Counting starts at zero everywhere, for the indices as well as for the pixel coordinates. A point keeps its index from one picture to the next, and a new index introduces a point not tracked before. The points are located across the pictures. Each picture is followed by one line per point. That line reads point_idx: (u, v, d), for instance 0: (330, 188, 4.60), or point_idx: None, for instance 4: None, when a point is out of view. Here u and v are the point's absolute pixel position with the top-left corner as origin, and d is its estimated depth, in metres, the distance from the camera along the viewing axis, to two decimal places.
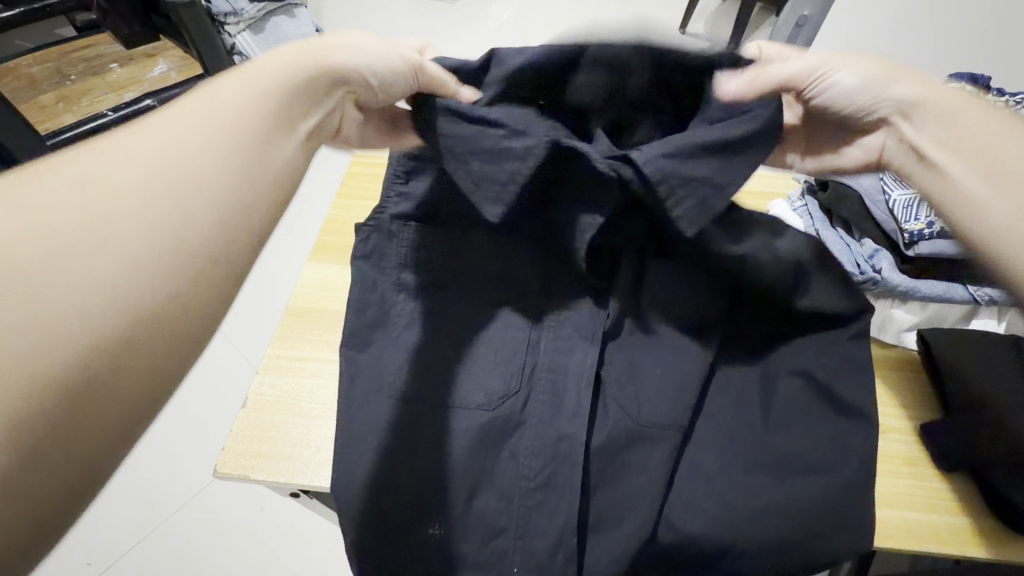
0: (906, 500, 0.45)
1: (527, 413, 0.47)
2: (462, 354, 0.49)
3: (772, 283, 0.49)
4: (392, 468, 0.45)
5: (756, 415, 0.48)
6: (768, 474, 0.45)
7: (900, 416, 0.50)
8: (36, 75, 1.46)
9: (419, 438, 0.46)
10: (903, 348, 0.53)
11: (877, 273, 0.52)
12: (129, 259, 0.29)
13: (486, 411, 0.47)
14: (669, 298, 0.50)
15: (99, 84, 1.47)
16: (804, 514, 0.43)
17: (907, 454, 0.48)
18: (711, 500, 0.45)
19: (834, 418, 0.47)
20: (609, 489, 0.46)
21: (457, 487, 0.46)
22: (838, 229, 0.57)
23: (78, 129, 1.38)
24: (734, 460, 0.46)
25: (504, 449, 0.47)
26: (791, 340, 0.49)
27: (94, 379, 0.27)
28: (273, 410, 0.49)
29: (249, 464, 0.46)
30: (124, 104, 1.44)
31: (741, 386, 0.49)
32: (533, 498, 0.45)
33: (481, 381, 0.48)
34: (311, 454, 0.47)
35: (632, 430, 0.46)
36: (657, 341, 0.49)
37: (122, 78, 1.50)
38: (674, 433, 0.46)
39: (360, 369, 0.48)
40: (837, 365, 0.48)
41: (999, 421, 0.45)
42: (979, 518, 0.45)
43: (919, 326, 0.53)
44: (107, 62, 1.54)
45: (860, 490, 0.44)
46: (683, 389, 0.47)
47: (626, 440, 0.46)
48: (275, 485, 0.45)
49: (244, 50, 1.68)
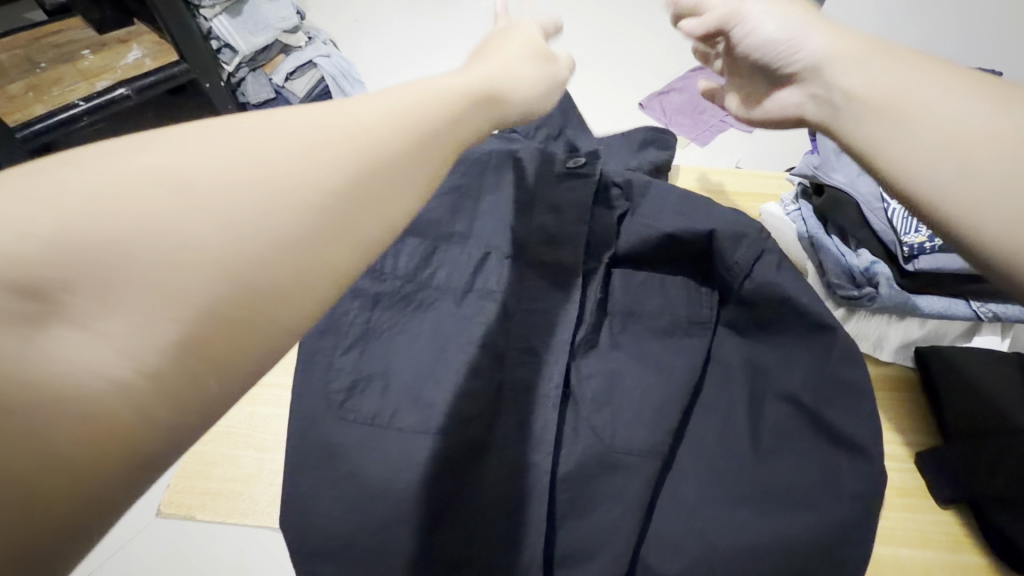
0: (899, 535, 0.43)
1: (494, 437, 0.45)
2: (423, 373, 0.46)
3: (746, 282, 0.46)
4: (348, 502, 0.42)
5: (742, 444, 0.44)
6: (751, 509, 0.42)
7: (894, 440, 0.47)
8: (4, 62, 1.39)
9: (375, 470, 0.43)
10: (898, 366, 0.50)
11: (874, 289, 0.48)
12: (263, 233, 0.24)
13: (442, 436, 0.44)
14: (642, 310, 0.50)
15: (70, 71, 1.41)
16: (792, 554, 0.40)
17: (901, 483, 0.45)
18: (688, 538, 0.42)
19: (828, 447, 0.42)
20: (580, 520, 0.43)
21: (414, 523, 0.42)
22: (832, 236, 0.52)
23: (48, 121, 1.32)
24: (715, 493, 0.43)
25: (467, 479, 0.44)
26: (778, 350, 0.45)
27: (184, 380, 0.22)
28: (225, 443, 0.46)
29: (194, 503, 0.44)
30: (97, 93, 1.38)
31: (724, 410, 0.46)
32: (499, 533, 0.42)
33: (440, 405, 0.45)
34: (260, 491, 0.45)
35: (604, 455, 0.44)
36: (632, 353, 0.48)
37: (94, 64, 1.43)
38: (651, 459, 0.44)
39: (312, 383, 0.45)
40: (829, 389, 0.43)
41: (1006, 449, 0.41)
42: (976, 553, 0.42)
43: (917, 344, 0.49)
44: (79, 48, 1.46)
45: (858, 526, 0.40)
46: (662, 412, 0.45)
47: (597, 467, 0.44)
48: (222, 524, 0.44)
49: (222, 34, 1.63)
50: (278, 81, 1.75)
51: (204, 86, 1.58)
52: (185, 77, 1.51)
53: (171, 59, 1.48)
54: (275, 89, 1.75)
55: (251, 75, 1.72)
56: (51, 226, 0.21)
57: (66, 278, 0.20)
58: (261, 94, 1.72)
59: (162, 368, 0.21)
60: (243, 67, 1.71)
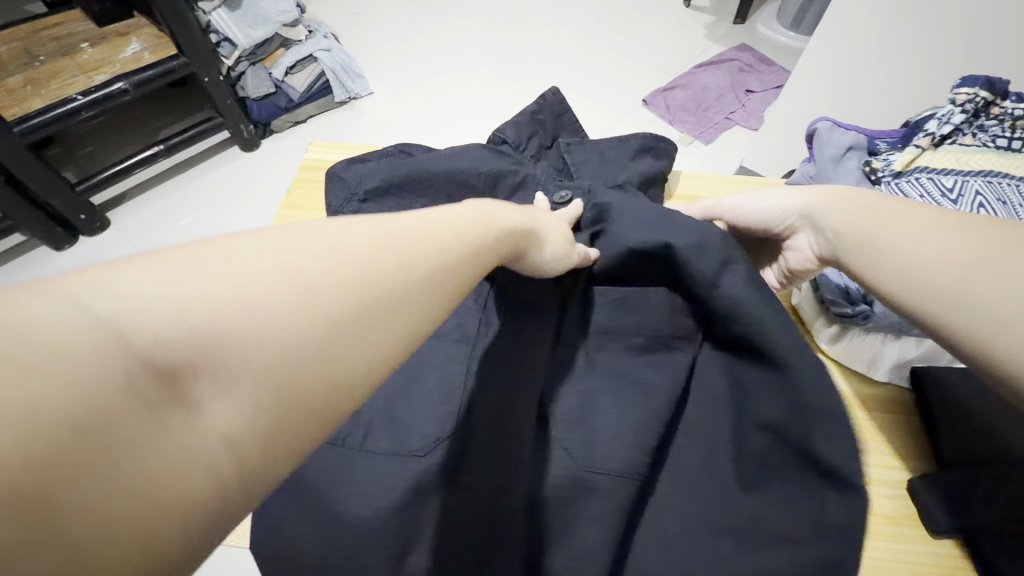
0: (888, 566, 0.41)
1: (465, 459, 0.42)
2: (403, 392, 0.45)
3: (717, 290, 0.44)
4: (319, 524, 0.41)
5: (728, 467, 0.42)
6: (732, 541, 0.40)
7: (888, 466, 0.45)
8: (3, 55, 1.38)
9: (342, 486, 0.41)
10: (895, 386, 0.49)
11: (868, 307, 0.47)
12: (366, 321, 0.23)
13: (418, 459, 0.42)
14: (624, 326, 0.49)
15: (68, 65, 1.39)
16: None
17: (892, 511, 0.43)
18: (666, 567, 0.40)
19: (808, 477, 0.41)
20: (557, 544, 0.42)
21: (379, 550, 0.39)
22: None
23: (46, 115, 1.31)
24: (696, 520, 0.41)
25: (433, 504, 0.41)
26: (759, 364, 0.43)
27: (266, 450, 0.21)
28: None
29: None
30: (95, 87, 1.37)
31: (712, 428, 0.43)
32: (473, 560, 0.41)
33: (416, 427, 0.43)
34: None
35: (580, 477, 0.43)
36: (610, 373, 0.48)
37: (93, 58, 1.42)
38: (628, 481, 0.42)
39: None
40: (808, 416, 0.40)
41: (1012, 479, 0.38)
42: None
43: (912, 364, 0.47)
44: (77, 41, 1.45)
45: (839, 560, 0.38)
46: (642, 432, 0.43)
47: (572, 489, 0.43)
48: None
49: (220, 28, 1.62)
50: (278, 75, 1.76)
51: (202, 80, 1.57)
52: (184, 71, 1.50)
53: (169, 52, 1.46)
54: (274, 83, 1.76)
55: (251, 69, 1.71)
56: (188, 300, 0.20)
57: (189, 358, 0.19)
58: (261, 88, 1.72)
59: (255, 446, 0.20)
60: (243, 61, 1.71)
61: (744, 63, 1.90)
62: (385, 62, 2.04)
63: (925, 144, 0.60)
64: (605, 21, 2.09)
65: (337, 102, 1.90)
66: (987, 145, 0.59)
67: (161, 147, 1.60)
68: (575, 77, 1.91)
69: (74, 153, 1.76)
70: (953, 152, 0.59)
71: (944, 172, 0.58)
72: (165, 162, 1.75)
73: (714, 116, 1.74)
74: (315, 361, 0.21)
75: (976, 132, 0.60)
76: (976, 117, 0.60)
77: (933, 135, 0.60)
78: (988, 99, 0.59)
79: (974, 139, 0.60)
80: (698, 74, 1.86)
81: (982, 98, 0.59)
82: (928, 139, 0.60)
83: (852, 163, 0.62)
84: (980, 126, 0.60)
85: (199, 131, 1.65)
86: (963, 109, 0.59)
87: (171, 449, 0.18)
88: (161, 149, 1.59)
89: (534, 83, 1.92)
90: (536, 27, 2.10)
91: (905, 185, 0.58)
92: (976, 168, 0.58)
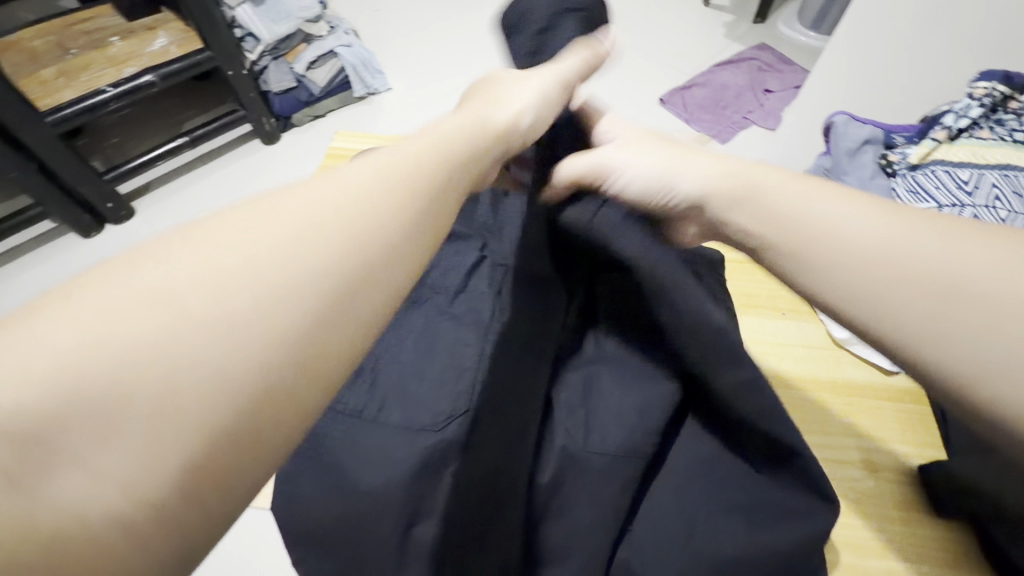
0: (895, 548, 0.42)
1: (472, 439, 0.43)
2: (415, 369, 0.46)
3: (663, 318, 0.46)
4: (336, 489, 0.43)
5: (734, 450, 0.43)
6: (740, 517, 0.42)
7: (897, 453, 0.46)
8: (37, 48, 1.43)
9: (358, 457, 0.43)
10: (903, 376, 0.49)
11: None
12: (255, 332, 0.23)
13: (431, 433, 0.43)
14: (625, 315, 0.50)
15: (98, 57, 1.44)
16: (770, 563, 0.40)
17: (900, 496, 0.44)
18: (672, 545, 0.42)
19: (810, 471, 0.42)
20: (558, 519, 0.43)
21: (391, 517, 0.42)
22: None
23: (78, 106, 1.36)
24: (704, 501, 0.43)
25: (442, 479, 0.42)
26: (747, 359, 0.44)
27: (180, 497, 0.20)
28: None
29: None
30: (124, 79, 1.41)
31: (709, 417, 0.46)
32: (474, 535, 0.41)
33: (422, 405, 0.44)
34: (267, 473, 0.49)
35: (579, 458, 0.43)
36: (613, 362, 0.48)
37: (122, 51, 1.46)
38: (628, 461, 0.43)
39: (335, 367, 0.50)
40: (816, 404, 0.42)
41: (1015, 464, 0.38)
42: (975, 569, 0.41)
43: None
44: (108, 34, 1.49)
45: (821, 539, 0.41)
46: (646, 416, 0.44)
47: (571, 472, 0.43)
48: None
49: (245, 23, 1.66)
50: (300, 69, 1.78)
51: (226, 73, 1.60)
52: (209, 64, 1.53)
53: (195, 46, 1.50)
54: (296, 78, 1.79)
55: (273, 64, 1.75)
56: (36, 358, 0.20)
57: (45, 423, 0.19)
58: (283, 82, 1.75)
59: (161, 492, 0.20)
60: (265, 56, 1.74)
61: (763, 62, 1.89)
62: (404, 58, 2.06)
63: (941, 137, 0.61)
64: (624, 20, 2.09)
65: (356, 97, 1.93)
66: (1005, 138, 0.59)
67: (186, 139, 1.64)
68: (593, 75, 1.91)
69: (102, 144, 1.82)
70: (969, 146, 0.60)
71: (960, 165, 0.59)
72: (189, 153, 1.79)
73: (732, 115, 1.74)
74: (238, 368, 0.22)
75: (993, 126, 0.60)
76: (995, 111, 0.60)
77: (949, 128, 0.61)
78: (1006, 93, 0.60)
79: (991, 133, 0.60)
80: (716, 73, 1.86)
81: (1000, 92, 0.59)
82: (944, 132, 0.61)
83: (867, 157, 0.64)
84: (997, 121, 0.60)
85: (222, 123, 1.69)
86: (981, 103, 0.59)
87: (71, 494, 0.19)
88: (185, 140, 1.64)
89: (552, 80, 1.93)
90: (554, 25, 2.11)
91: (920, 178, 0.60)
92: (994, 161, 0.58)
